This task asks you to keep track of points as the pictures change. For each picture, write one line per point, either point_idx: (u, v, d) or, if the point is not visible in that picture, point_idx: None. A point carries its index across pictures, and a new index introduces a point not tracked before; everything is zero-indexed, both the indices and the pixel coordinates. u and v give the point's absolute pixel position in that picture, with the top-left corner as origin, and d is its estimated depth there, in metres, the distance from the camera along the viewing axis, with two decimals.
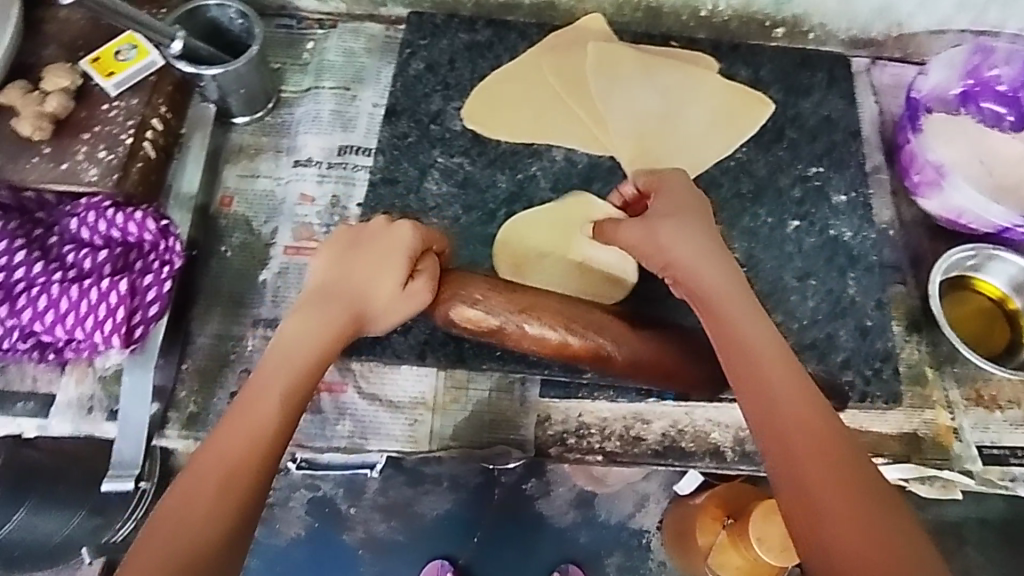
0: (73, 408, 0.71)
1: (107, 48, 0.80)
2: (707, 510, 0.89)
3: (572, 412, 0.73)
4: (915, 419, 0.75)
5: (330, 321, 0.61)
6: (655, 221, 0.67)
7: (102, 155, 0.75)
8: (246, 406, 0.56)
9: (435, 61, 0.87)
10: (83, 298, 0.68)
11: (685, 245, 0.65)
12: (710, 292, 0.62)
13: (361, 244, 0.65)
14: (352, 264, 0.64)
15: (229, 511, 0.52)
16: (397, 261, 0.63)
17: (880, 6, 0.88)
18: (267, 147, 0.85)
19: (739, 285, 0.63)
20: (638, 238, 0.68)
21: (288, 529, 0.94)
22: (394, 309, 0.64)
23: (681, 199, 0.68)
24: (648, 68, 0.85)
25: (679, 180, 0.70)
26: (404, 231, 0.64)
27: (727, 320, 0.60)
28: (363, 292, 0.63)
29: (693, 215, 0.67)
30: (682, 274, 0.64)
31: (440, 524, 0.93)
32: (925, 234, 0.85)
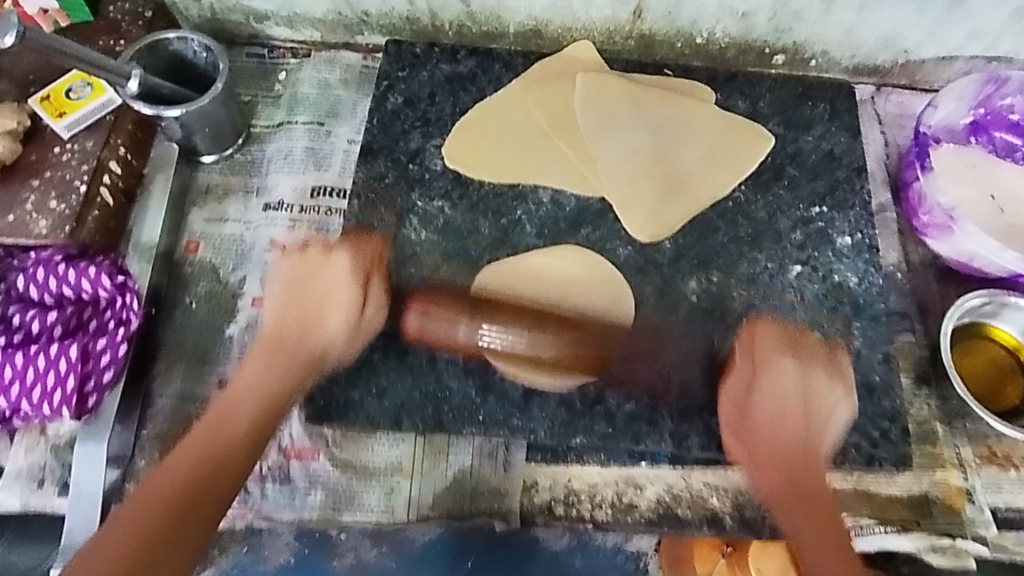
0: (23, 479, 0.66)
1: (58, 86, 0.74)
2: (703, 540, 0.73)
3: (560, 477, 0.69)
4: (925, 480, 0.71)
5: (277, 360, 0.65)
6: (747, 407, 0.66)
7: (52, 204, 0.70)
8: (219, 412, 0.62)
9: (414, 94, 0.82)
10: (30, 364, 0.64)
11: (785, 416, 0.65)
12: (779, 476, 0.63)
13: (306, 280, 0.68)
14: (298, 307, 0.67)
15: (251, 430, 0.61)
16: (342, 291, 0.67)
17: (886, 35, 0.83)
18: (236, 187, 0.80)
19: (811, 426, 0.66)
20: (730, 417, 0.66)
21: (274, 556, 0.70)
22: (344, 338, 0.66)
23: (789, 389, 0.66)
24: (640, 103, 0.80)
25: (788, 364, 0.67)
26: (341, 259, 0.69)
27: (788, 451, 0.64)
28: (313, 325, 0.66)
29: (796, 398, 0.66)
30: (784, 461, 0.64)
31: (427, 550, 0.70)
32: (932, 276, 0.80)
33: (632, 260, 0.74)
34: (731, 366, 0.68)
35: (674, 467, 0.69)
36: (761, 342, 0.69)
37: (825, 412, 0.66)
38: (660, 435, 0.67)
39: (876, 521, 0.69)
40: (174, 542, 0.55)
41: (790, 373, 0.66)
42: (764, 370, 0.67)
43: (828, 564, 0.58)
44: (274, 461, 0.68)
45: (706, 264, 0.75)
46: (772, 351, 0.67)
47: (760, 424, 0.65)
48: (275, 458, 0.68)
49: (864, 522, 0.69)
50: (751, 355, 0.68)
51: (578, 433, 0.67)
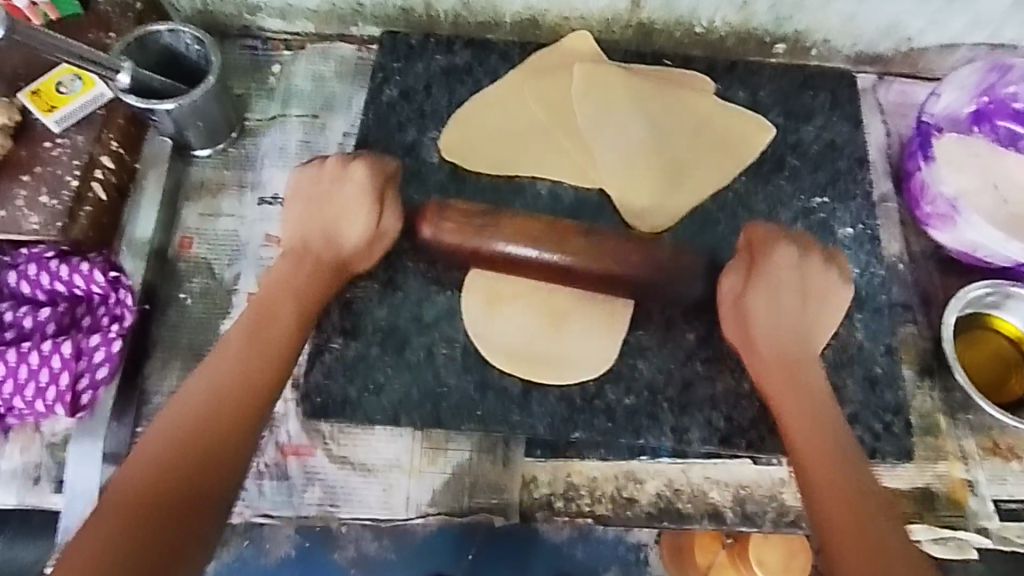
0: (18, 478, 0.66)
1: (48, 80, 0.74)
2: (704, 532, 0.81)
3: (560, 472, 0.69)
4: (927, 473, 0.70)
5: (305, 269, 0.65)
6: (743, 307, 0.66)
7: (43, 200, 0.69)
8: (254, 328, 0.61)
9: (410, 86, 0.81)
10: (22, 363, 0.64)
11: (773, 309, 0.65)
12: (767, 365, 0.64)
13: (321, 201, 0.67)
14: (316, 215, 0.67)
15: (240, 411, 0.57)
16: (359, 201, 0.67)
17: (888, 23, 0.82)
18: (230, 182, 0.79)
19: (819, 309, 0.66)
20: (735, 326, 0.66)
21: (276, 548, 0.80)
22: (368, 246, 0.67)
23: (789, 281, 0.66)
24: (638, 93, 0.79)
25: (785, 253, 0.67)
26: (358, 171, 0.67)
27: (785, 334, 0.65)
28: (336, 238, 0.66)
29: (794, 289, 0.65)
30: (776, 344, 0.64)
31: (428, 542, 0.77)
32: (935, 267, 0.79)
33: None
34: (731, 268, 0.67)
35: (674, 461, 0.68)
36: (761, 238, 0.68)
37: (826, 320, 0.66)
38: (660, 429, 0.67)
39: None
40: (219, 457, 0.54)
41: (789, 268, 0.66)
42: (762, 270, 0.66)
43: (807, 448, 0.59)
44: (271, 458, 0.67)
45: (706, 256, 0.74)
46: (770, 243, 0.67)
47: (755, 311, 0.65)
48: (272, 455, 0.67)
49: None
50: (751, 251, 0.67)
51: (577, 428, 0.66)
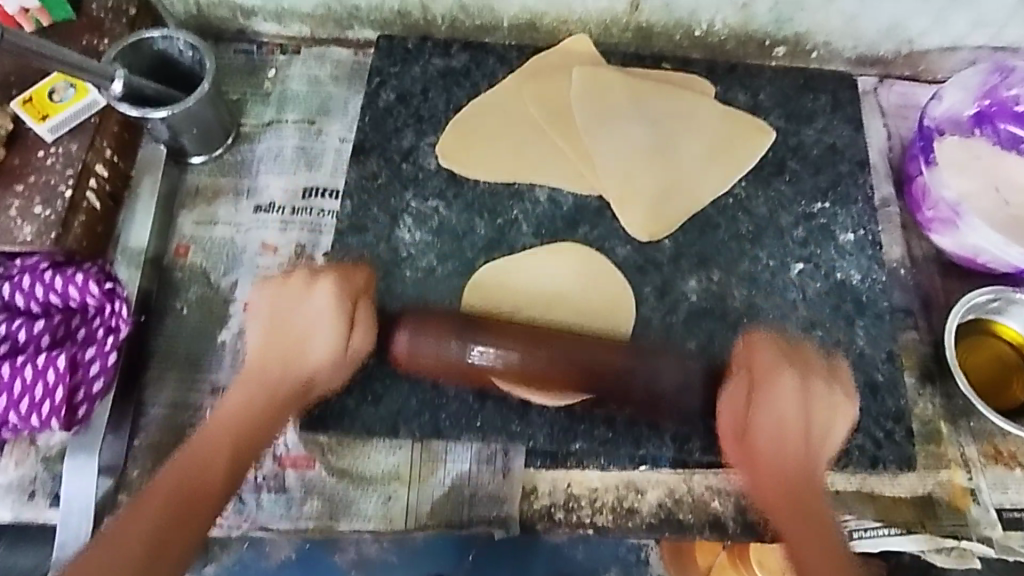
0: (14, 492, 0.65)
1: (40, 87, 0.72)
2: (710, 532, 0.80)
3: (560, 482, 0.68)
4: (929, 480, 0.70)
5: (262, 391, 0.61)
6: (746, 430, 0.61)
7: (36, 210, 0.68)
8: (225, 422, 0.60)
9: (406, 91, 0.80)
10: (17, 375, 0.63)
11: (783, 403, 0.61)
12: (777, 500, 0.61)
13: (285, 299, 0.63)
14: (280, 342, 0.62)
15: (203, 496, 0.56)
16: (326, 328, 0.62)
17: (889, 24, 0.81)
18: (225, 188, 0.79)
19: (821, 399, 0.62)
20: (729, 426, 0.62)
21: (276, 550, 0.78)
22: (334, 372, 0.62)
23: (784, 450, 0.61)
24: (638, 97, 0.78)
25: (785, 385, 0.62)
26: (326, 291, 0.63)
27: (784, 430, 0.61)
28: (299, 357, 0.62)
29: (796, 443, 0.61)
30: (783, 479, 0.61)
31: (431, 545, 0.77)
32: (937, 271, 0.79)
33: (632, 259, 0.73)
34: (728, 386, 0.64)
35: (675, 471, 0.68)
36: (760, 358, 0.64)
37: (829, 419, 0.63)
38: (661, 439, 0.67)
39: (880, 523, 0.68)
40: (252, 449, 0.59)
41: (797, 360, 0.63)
42: (762, 386, 0.62)
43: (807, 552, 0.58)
44: (269, 470, 0.67)
45: (707, 262, 0.73)
46: (773, 376, 0.62)
47: (760, 409, 0.61)
48: (270, 468, 0.67)
49: (868, 524, 0.69)
50: (749, 350, 0.64)
51: (578, 438, 0.66)
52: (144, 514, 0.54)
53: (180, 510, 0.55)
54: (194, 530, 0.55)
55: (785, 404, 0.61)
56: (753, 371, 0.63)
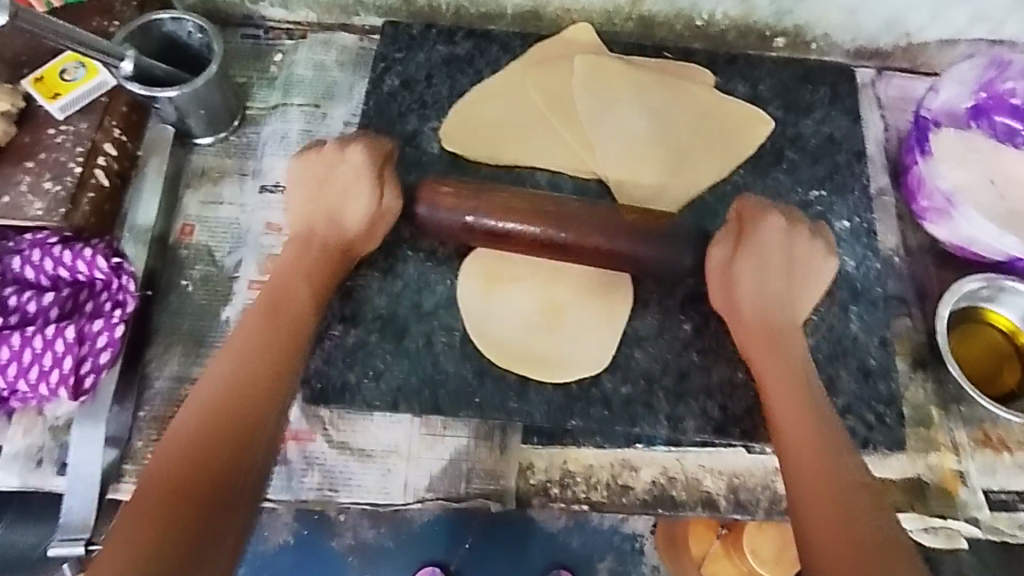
0: (21, 460, 0.66)
1: (51, 67, 0.74)
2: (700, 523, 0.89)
3: (556, 459, 0.69)
4: (920, 464, 0.71)
5: (324, 253, 0.67)
6: (730, 278, 0.68)
7: (46, 185, 0.70)
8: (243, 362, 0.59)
9: (411, 76, 0.81)
10: (25, 346, 0.64)
11: (758, 271, 0.68)
12: (750, 335, 0.66)
13: (320, 177, 0.70)
14: (322, 196, 0.69)
15: (244, 432, 0.55)
16: (363, 180, 0.69)
17: (888, 17, 0.82)
18: (231, 170, 0.80)
19: (808, 289, 0.68)
20: (715, 269, 0.68)
21: (275, 535, 0.92)
22: (370, 227, 0.69)
23: (777, 253, 0.68)
24: (638, 83, 0.79)
25: (771, 228, 0.69)
26: (356, 153, 0.70)
27: (772, 320, 0.67)
28: (338, 217, 0.69)
29: (778, 259, 0.68)
30: (761, 320, 0.67)
31: (427, 531, 0.91)
32: (931, 261, 0.80)
33: None
34: (719, 232, 0.70)
35: (670, 450, 0.69)
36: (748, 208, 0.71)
37: (808, 276, 0.69)
38: (656, 418, 0.68)
39: None
40: (239, 428, 0.55)
41: (782, 253, 0.68)
42: (749, 237, 0.69)
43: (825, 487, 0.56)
44: None
45: None
46: (760, 223, 0.69)
47: (749, 273, 0.67)
48: None
49: None
50: (738, 233, 0.69)
51: (574, 416, 0.67)
52: (116, 541, 0.47)
53: (179, 499, 0.50)
54: (190, 527, 0.48)
55: (773, 263, 0.68)
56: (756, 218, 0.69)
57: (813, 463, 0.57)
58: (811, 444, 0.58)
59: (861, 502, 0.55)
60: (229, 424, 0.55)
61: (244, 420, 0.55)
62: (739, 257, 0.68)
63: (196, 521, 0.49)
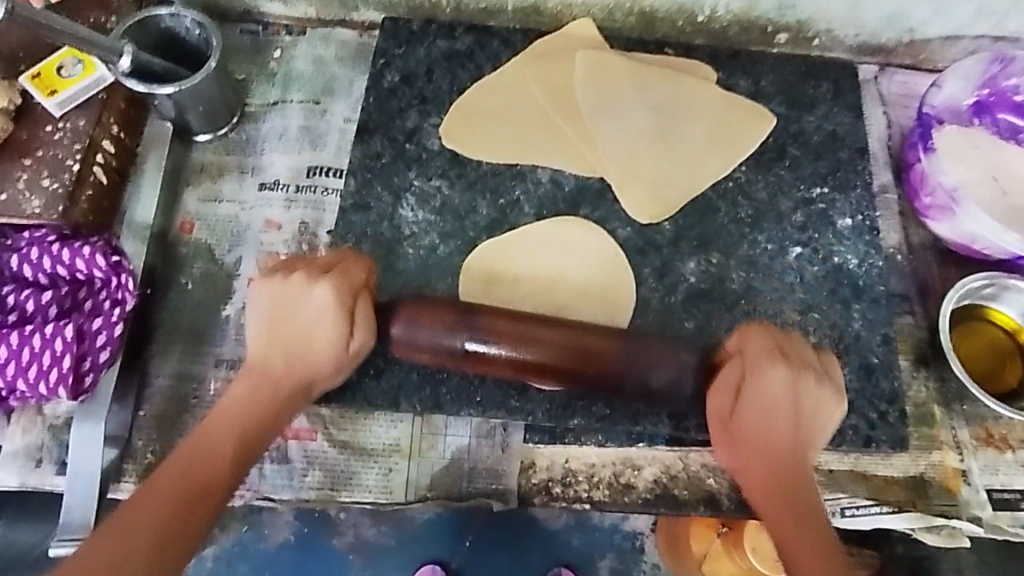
0: (21, 459, 0.66)
1: (48, 63, 0.73)
2: (701, 521, 0.89)
3: (558, 458, 0.69)
4: (922, 462, 0.71)
5: (270, 387, 0.60)
6: (731, 422, 0.61)
7: (45, 183, 0.69)
8: (215, 434, 0.57)
9: (411, 72, 0.81)
10: (25, 345, 0.64)
11: (764, 417, 0.60)
12: (761, 483, 0.60)
13: (283, 308, 0.61)
14: (283, 328, 0.61)
15: (195, 514, 0.53)
16: (328, 324, 0.61)
17: (891, 13, 0.81)
18: (230, 166, 0.79)
19: (813, 432, 0.61)
20: (718, 411, 0.62)
21: (276, 533, 0.91)
22: (335, 368, 0.62)
23: (775, 404, 0.60)
24: (640, 80, 0.79)
25: (776, 376, 0.60)
26: (324, 291, 0.60)
27: (770, 465, 0.60)
28: (304, 350, 0.61)
29: (786, 407, 0.60)
30: (769, 466, 0.60)
31: (427, 527, 0.91)
32: (933, 258, 0.79)
33: (632, 241, 0.74)
34: (720, 373, 0.63)
35: (672, 448, 0.69)
36: (753, 345, 0.63)
37: (818, 397, 0.61)
38: (658, 416, 0.67)
39: (873, 502, 0.69)
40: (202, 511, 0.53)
41: (783, 400, 0.60)
42: (752, 384, 0.61)
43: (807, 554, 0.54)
44: (271, 441, 0.67)
45: (706, 245, 0.74)
46: (762, 365, 0.61)
47: (752, 422, 0.60)
48: (272, 439, 0.67)
49: (860, 502, 0.70)
50: (743, 363, 0.62)
51: (575, 414, 0.67)
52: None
53: (178, 514, 0.52)
54: None
55: (771, 409, 0.60)
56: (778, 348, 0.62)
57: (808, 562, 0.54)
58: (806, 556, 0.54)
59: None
60: (193, 516, 0.53)
61: (198, 516, 0.53)
62: (742, 403, 0.61)
63: (189, 540, 0.52)
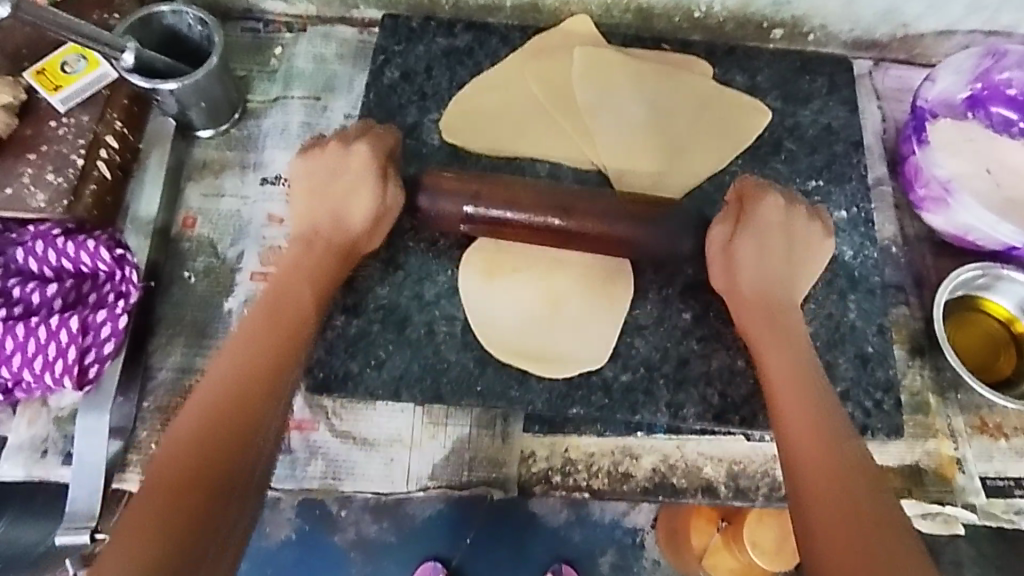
0: (26, 450, 0.67)
1: (52, 59, 0.74)
2: (700, 513, 0.92)
3: (557, 447, 0.70)
4: (917, 450, 0.72)
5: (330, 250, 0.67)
6: (730, 251, 0.68)
7: (49, 177, 0.69)
8: (255, 341, 0.59)
9: (410, 68, 0.82)
10: (30, 337, 0.65)
11: (756, 256, 0.68)
12: (768, 333, 0.65)
13: (320, 183, 0.69)
14: (330, 194, 0.69)
15: (250, 412, 0.55)
16: (365, 176, 0.69)
17: (886, 8, 0.82)
18: (232, 162, 0.80)
19: (807, 261, 0.69)
20: (715, 261, 0.68)
21: (277, 531, 0.96)
22: (374, 229, 0.69)
23: (773, 229, 0.69)
24: (637, 75, 0.80)
25: (771, 206, 0.69)
26: (359, 150, 0.69)
27: (766, 338, 0.65)
28: (344, 221, 0.68)
29: (778, 240, 0.69)
30: (760, 288, 0.67)
31: (427, 525, 0.95)
32: (928, 250, 0.80)
33: None
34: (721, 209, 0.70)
35: (670, 437, 0.69)
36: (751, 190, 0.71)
37: (809, 267, 0.69)
38: (656, 405, 0.68)
39: None
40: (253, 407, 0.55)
41: (780, 226, 0.69)
42: (749, 216, 0.69)
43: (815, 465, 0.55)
44: None
45: None
46: (760, 200, 0.69)
47: (750, 259, 0.68)
48: None
49: None
50: (738, 203, 0.70)
51: (575, 404, 0.67)
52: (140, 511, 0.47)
53: (232, 419, 0.54)
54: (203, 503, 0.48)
55: (770, 240, 0.68)
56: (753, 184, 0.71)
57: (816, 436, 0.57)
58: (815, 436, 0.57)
59: (854, 493, 0.53)
60: (243, 414, 0.54)
61: (251, 409, 0.55)
62: (743, 230, 0.68)
63: (196, 504, 0.48)
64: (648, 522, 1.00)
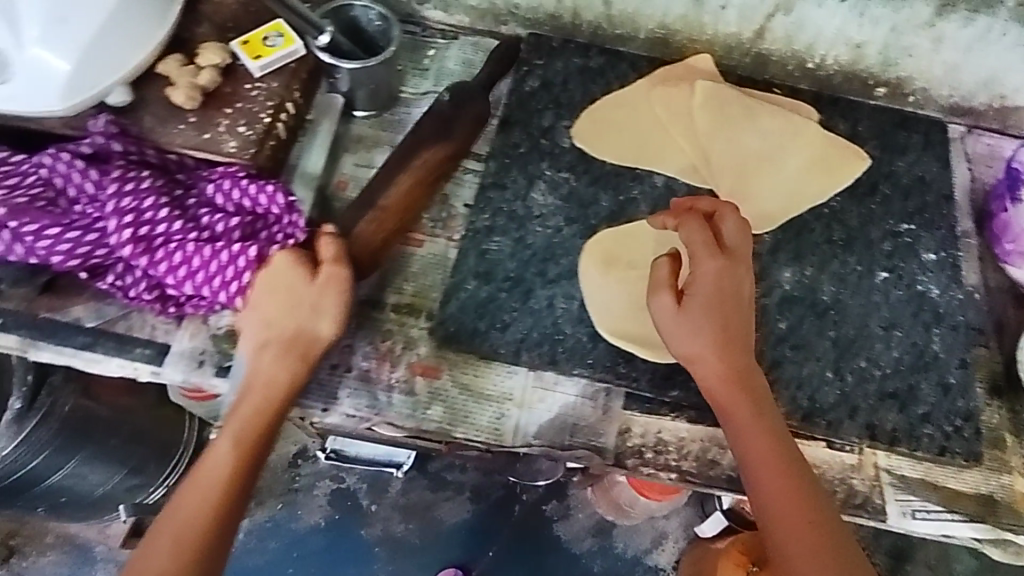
0: (185, 359, 0.75)
1: (255, 34, 0.86)
2: (731, 555, 0.99)
3: (652, 427, 0.76)
4: (992, 481, 0.76)
5: (277, 358, 0.69)
6: (693, 334, 0.68)
7: (241, 129, 0.82)
8: (210, 452, 0.66)
9: (550, 80, 0.92)
10: (214, 258, 0.73)
11: (706, 331, 0.68)
12: (731, 409, 0.67)
13: (267, 287, 0.71)
14: (274, 299, 0.71)
15: (222, 516, 0.64)
16: (296, 278, 0.71)
17: (986, 78, 0.91)
18: (384, 141, 0.90)
19: (744, 317, 0.69)
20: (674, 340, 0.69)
21: (308, 515, 1.14)
22: (317, 317, 0.70)
23: (718, 290, 0.68)
24: (750, 109, 0.89)
25: (712, 272, 0.69)
26: (283, 259, 0.71)
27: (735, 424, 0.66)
28: (279, 325, 0.70)
29: (727, 299, 0.69)
30: (729, 370, 0.68)
31: (458, 530, 1.14)
32: (1010, 300, 0.86)
33: None
34: (662, 280, 0.70)
35: None
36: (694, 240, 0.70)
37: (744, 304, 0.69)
38: None
39: (944, 508, 0.74)
40: (225, 512, 0.64)
41: (721, 292, 0.69)
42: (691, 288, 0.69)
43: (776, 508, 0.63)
44: (401, 375, 0.76)
45: (801, 257, 0.82)
46: (700, 257, 0.69)
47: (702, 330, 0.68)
48: (402, 373, 0.76)
49: (931, 506, 0.74)
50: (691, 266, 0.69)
51: (676, 386, 0.76)
52: None
53: (210, 521, 0.63)
54: None
55: (715, 308, 0.68)
56: (692, 209, 0.72)
57: (783, 483, 0.63)
58: (771, 472, 0.64)
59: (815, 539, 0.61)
60: (218, 517, 0.64)
61: (225, 510, 0.64)
62: (687, 309, 0.68)
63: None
64: (670, 562, 1.16)
